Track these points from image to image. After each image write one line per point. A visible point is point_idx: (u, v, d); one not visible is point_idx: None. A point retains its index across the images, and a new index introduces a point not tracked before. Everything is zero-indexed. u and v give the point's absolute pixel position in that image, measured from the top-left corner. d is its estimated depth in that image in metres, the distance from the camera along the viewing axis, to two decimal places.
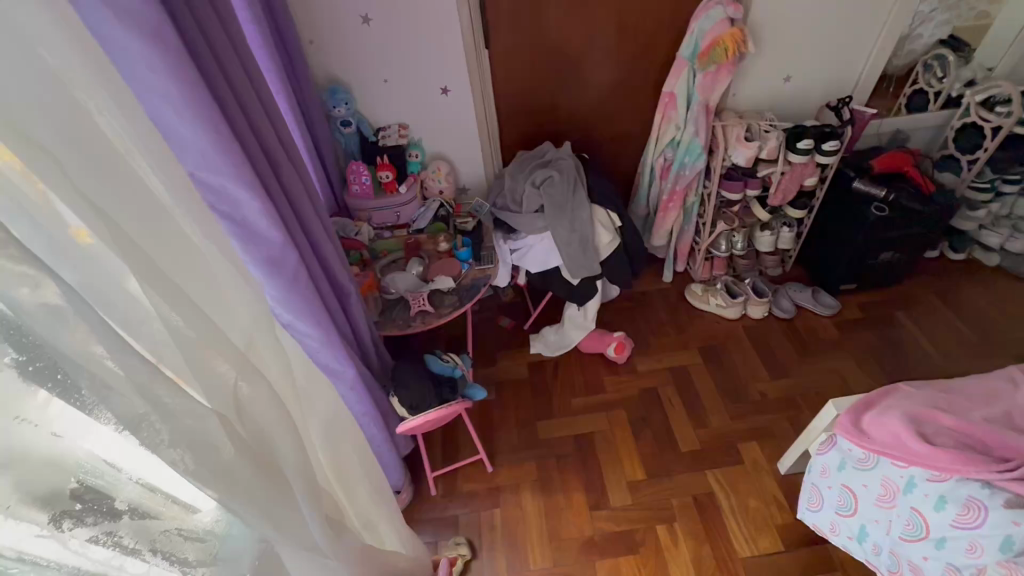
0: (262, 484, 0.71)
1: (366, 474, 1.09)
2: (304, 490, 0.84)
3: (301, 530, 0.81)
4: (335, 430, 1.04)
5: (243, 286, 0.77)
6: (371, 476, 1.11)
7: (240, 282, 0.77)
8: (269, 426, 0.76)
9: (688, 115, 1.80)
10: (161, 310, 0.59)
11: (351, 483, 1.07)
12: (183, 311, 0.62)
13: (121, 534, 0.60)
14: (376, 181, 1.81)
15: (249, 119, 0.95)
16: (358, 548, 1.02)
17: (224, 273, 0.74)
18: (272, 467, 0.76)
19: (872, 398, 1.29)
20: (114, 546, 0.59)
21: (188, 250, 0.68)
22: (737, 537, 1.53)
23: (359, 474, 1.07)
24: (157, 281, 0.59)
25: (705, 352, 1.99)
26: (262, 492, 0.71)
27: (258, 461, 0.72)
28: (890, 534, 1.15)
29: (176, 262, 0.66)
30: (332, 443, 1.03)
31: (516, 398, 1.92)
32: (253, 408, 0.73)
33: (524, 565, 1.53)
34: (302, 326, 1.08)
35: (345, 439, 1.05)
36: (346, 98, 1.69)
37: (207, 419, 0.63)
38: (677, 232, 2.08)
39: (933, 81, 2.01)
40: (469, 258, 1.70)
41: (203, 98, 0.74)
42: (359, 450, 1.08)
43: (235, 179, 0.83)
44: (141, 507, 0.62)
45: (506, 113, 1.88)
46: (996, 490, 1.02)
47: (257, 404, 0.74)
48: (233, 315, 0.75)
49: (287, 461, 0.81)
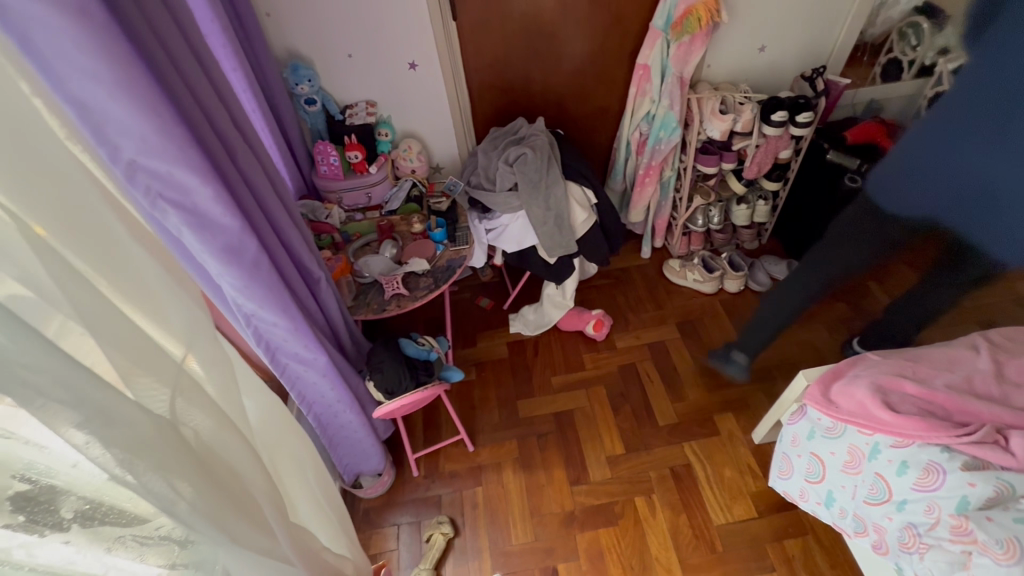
0: (206, 492, 0.70)
1: (299, 472, 1.11)
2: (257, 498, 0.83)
3: (253, 537, 0.80)
4: (275, 440, 1.06)
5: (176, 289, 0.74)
6: (305, 471, 1.13)
7: (175, 287, 0.74)
8: (215, 426, 0.75)
9: (662, 88, 1.77)
10: (82, 313, 0.57)
11: (297, 478, 1.11)
12: (110, 319, 0.60)
13: (78, 536, 0.60)
14: (345, 161, 1.75)
15: (198, 99, 0.90)
16: (313, 549, 1.03)
17: (156, 277, 0.72)
18: (218, 473, 0.74)
19: (841, 367, 1.33)
20: (72, 544, 0.59)
21: (111, 251, 0.65)
22: (713, 506, 1.57)
23: (297, 475, 1.10)
24: (78, 285, 0.56)
25: (682, 327, 2.01)
26: (206, 500, 0.69)
27: (205, 467, 0.71)
28: (855, 498, 1.18)
29: (99, 264, 0.63)
30: (276, 442, 1.07)
31: (495, 377, 1.93)
32: (195, 409, 0.72)
33: (505, 540, 1.56)
34: (266, 314, 1.05)
35: (281, 441, 1.07)
36: (309, 75, 1.62)
37: (143, 426, 0.61)
38: (654, 208, 2.08)
39: (907, 50, 1.96)
40: (443, 239, 1.67)
41: (134, 82, 0.70)
42: (294, 455, 1.11)
43: (185, 164, 0.79)
44: (89, 514, 0.60)
45: (477, 89, 1.83)
46: (955, 453, 1.06)
47: (198, 410, 0.72)
48: (165, 314, 0.72)
49: (236, 461, 0.80)
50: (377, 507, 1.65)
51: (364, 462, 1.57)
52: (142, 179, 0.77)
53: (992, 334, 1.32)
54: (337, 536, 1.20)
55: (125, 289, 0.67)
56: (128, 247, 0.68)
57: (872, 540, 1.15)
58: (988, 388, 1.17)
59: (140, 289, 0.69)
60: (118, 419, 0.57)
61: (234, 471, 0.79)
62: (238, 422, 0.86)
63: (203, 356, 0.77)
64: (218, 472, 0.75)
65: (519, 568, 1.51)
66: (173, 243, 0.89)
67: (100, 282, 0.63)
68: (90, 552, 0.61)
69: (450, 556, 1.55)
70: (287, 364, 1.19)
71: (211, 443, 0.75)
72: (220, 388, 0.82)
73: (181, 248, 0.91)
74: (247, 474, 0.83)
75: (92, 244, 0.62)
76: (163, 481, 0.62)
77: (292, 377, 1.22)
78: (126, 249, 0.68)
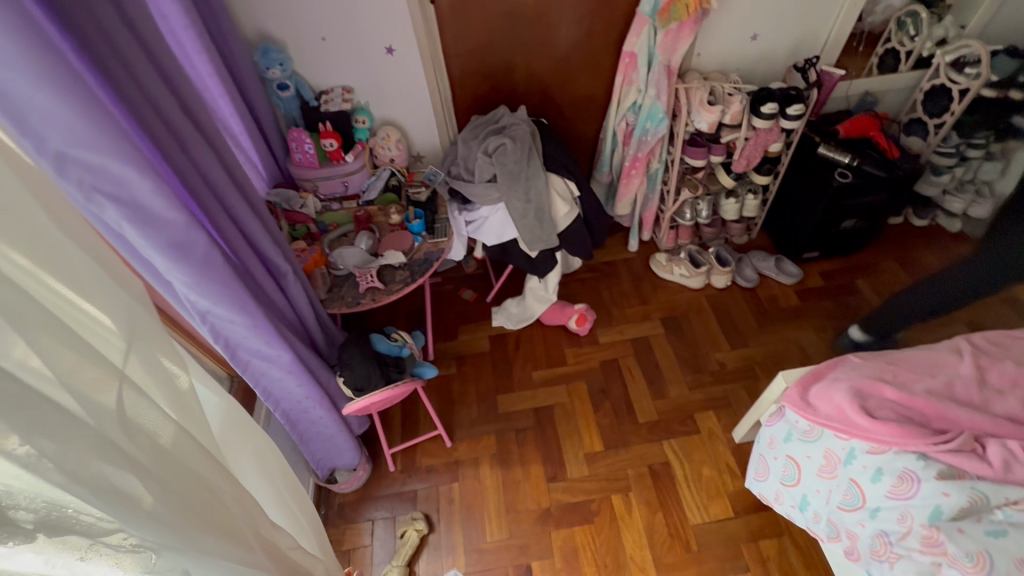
0: (167, 501, 0.65)
1: (262, 472, 1.08)
2: (222, 507, 0.77)
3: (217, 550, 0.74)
4: (234, 437, 1.03)
5: (116, 291, 0.68)
6: (268, 475, 1.10)
7: (114, 287, 0.68)
8: (178, 433, 0.70)
9: (648, 77, 1.71)
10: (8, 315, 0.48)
11: (259, 478, 1.07)
12: (42, 316, 0.52)
13: (47, 543, 0.53)
14: (320, 148, 1.69)
15: (141, 84, 0.85)
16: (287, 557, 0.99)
17: (95, 277, 0.65)
18: (178, 483, 0.68)
19: (821, 370, 1.30)
20: (40, 553, 0.52)
21: (42, 241, 0.58)
22: (690, 505, 1.56)
23: (256, 476, 1.06)
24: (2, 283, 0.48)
25: (666, 322, 1.98)
26: (163, 512, 0.64)
27: (162, 477, 0.65)
28: (829, 503, 1.15)
29: (42, 258, 0.57)
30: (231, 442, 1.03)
31: (476, 371, 1.90)
32: (151, 423, 0.65)
33: (480, 536, 1.55)
34: (222, 311, 1.01)
35: (243, 438, 1.04)
36: (280, 58, 1.56)
37: (86, 436, 0.54)
38: (641, 200, 2.03)
39: (905, 40, 1.91)
40: (421, 231, 1.62)
41: (56, 69, 0.65)
42: (255, 456, 1.06)
43: (118, 156, 0.75)
44: (58, 523, 0.52)
45: (458, 76, 1.77)
46: (930, 461, 1.03)
47: (151, 419, 0.65)
48: (107, 306, 0.66)
49: (207, 467, 0.76)
50: (352, 503, 1.63)
51: (338, 457, 1.54)
52: (72, 171, 0.72)
53: (977, 338, 1.29)
54: (304, 538, 1.18)
55: (75, 286, 0.62)
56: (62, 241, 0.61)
57: (844, 545, 1.13)
58: (968, 394, 1.15)
59: (78, 283, 0.62)
60: (61, 430, 0.52)
61: (198, 479, 0.73)
62: (196, 428, 0.79)
63: (149, 365, 0.71)
64: (185, 481, 0.70)
65: (493, 565, 1.49)
66: (115, 237, 0.85)
67: (45, 276, 0.58)
68: (63, 559, 0.55)
69: (425, 552, 1.53)
70: (249, 360, 1.15)
71: (174, 456, 0.69)
72: (178, 395, 0.77)
73: (125, 242, 0.87)
74: (218, 480, 0.78)
75: (27, 236, 0.56)
76: (116, 494, 0.57)
77: (256, 373, 1.19)
78: (60, 246, 0.61)
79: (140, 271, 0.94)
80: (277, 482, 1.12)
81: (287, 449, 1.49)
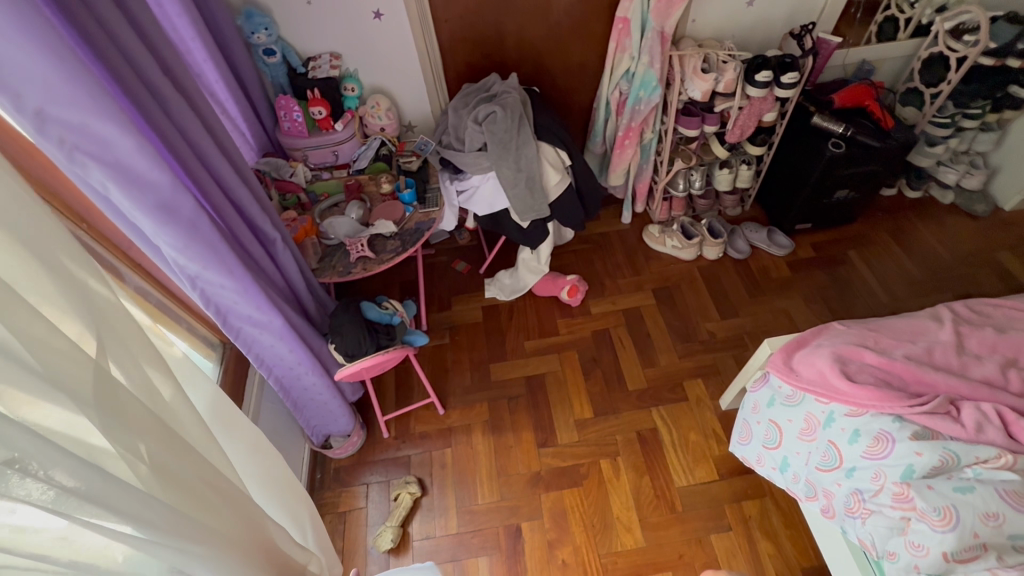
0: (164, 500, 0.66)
1: (251, 456, 1.07)
2: (217, 500, 0.78)
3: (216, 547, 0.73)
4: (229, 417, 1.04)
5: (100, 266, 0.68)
6: (262, 462, 1.10)
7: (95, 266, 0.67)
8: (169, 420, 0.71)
9: (642, 44, 1.68)
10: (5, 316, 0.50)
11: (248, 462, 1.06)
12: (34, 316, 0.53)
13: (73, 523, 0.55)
14: (309, 117, 1.68)
15: (118, 42, 0.84)
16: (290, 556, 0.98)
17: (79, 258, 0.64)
18: (170, 478, 0.69)
19: (805, 337, 1.31)
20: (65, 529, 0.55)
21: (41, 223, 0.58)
22: (676, 468, 1.60)
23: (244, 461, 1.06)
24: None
25: (659, 293, 1.99)
26: (164, 511, 0.64)
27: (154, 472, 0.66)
28: (808, 464, 1.18)
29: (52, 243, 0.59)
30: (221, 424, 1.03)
31: (469, 341, 1.92)
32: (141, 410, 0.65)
33: (473, 498, 1.59)
34: (211, 275, 1.02)
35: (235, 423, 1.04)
36: (265, 23, 1.53)
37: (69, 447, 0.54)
38: (634, 171, 2.01)
39: (905, 7, 1.89)
40: (412, 200, 1.62)
41: (34, 23, 0.64)
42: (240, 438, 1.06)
43: (101, 114, 0.74)
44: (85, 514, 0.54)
45: (448, 41, 1.74)
46: (906, 423, 1.07)
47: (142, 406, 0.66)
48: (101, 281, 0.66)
49: (198, 457, 0.76)
50: (348, 467, 1.67)
51: (332, 423, 1.58)
52: (54, 130, 0.72)
53: (959, 306, 1.31)
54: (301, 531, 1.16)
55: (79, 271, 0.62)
56: (56, 215, 0.60)
57: (821, 504, 1.17)
58: (947, 359, 1.17)
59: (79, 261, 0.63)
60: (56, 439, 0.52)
61: (191, 467, 0.74)
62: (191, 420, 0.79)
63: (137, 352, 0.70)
64: (175, 470, 0.70)
65: (484, 525, 1.54)
66: (101, 199, 0.85)
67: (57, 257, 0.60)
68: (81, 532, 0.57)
69: (418, 514, 1.58)
70: (240, 326, 1.16)
71: (164, 450, 0.69)
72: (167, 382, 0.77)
73: (111, 204, 0.87)
74: (214, 476, 0.79)
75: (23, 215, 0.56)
76: (112, 496, 0.57)
77: (247, 339, 1.20)
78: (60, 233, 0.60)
79: (128, 235, 0.94)
80: (269, 467, 1.12)
81: (281, 416, 1.52)
